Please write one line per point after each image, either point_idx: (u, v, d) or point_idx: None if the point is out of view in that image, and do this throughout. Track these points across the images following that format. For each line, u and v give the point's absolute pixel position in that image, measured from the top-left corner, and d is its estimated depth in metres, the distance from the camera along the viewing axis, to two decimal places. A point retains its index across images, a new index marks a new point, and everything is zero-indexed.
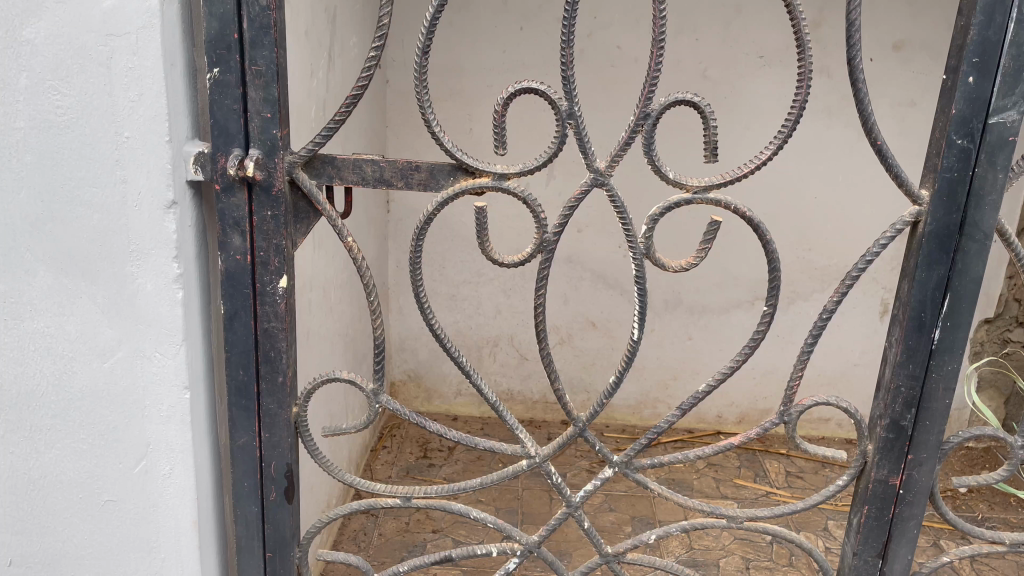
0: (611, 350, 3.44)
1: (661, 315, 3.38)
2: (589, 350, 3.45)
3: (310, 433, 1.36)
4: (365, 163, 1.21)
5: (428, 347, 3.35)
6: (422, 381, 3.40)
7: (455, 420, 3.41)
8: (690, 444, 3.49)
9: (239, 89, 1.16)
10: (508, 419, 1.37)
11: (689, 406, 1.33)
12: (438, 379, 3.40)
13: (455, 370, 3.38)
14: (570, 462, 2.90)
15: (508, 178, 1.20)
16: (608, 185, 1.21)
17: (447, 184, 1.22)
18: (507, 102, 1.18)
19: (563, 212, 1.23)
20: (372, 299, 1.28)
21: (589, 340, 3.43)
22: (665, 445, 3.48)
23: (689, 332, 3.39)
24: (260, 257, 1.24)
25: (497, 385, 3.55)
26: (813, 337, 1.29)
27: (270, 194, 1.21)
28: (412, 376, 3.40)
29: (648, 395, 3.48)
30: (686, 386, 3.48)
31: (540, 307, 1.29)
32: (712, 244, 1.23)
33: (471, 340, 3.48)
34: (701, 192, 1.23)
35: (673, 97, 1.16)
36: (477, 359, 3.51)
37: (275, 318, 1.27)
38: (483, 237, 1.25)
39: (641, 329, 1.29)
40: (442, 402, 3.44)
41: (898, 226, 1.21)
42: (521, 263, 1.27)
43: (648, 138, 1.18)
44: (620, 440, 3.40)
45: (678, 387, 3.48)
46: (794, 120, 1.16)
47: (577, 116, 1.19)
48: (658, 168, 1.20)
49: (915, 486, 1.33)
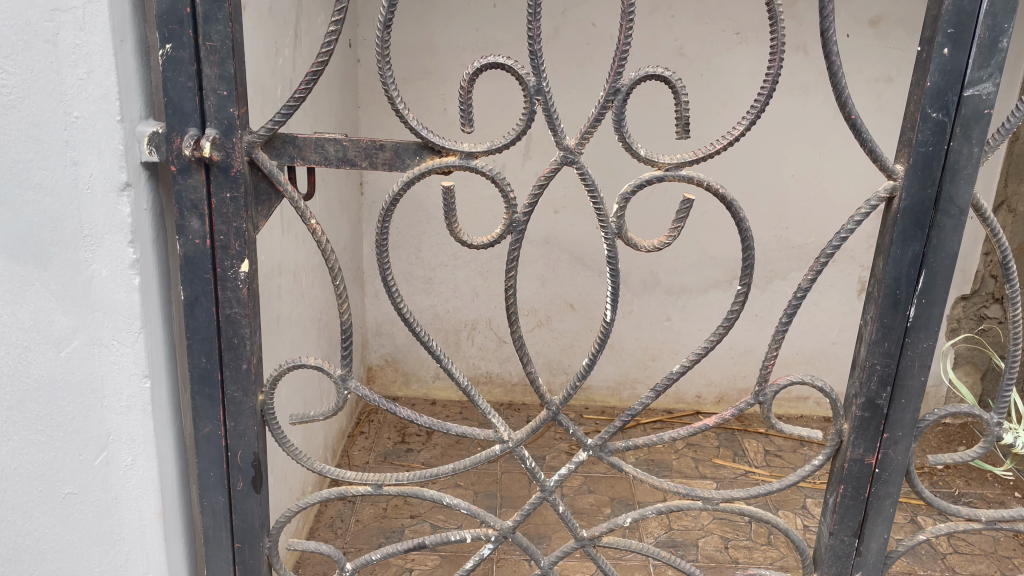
0: (589, 332, 3.41)
1: (637, 296, 3.35)
2: (567, 332, 3.42)
3: (277, 422, 1.33)
4: (327, 142, 1.18)
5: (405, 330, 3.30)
6: (399, 365, 3.34)
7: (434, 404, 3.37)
8: (669, 424, 3.48)
9: (193, 66, 1.12)
10: (481, 402, 1.32)
11: (663, 387, 1.29)
12: (416, 363, 3.35)
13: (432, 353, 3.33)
14: (548, 445, 2.88)
15: (476, 157, 1.18)
16: (577, 164, 1.17)
17: (413, 163, 1.20)
18: (473, 78, 1.14)
19: (533, 190, 1.19)
20: (338, 282, 1.24)
21: (567, 321, 3.39)
22: (643, 426, 3.47)
23: (668, 313, 3.37)
24: (219, 241, 1.21)
25: (474, 369, 3.51)
26: (789, 315, 1.26)
27: (229, 175, 1.17)
28: (389, 361, 3.34)
29: (626, 376, 3.45)
30: (665, 367, 3.47)
31: (512, 288, 1.25)
32: (684, 222, 1.20)
33: (449, 324, 3.44)
34: (673, 170, 1.18)
35: (643, 72, 1.12)
36: (454, 342, 3.48)
37: (238, 304, 1.24)
38: (450, 218, 1.21)
39: (614, 308, 1.26)
40: (420, 386, 3.39)
41: (873, 202, 1.18)
42: (490, 245, 1.23)
43: (618, 114, 1.14)
44: (599, 421, 3.38)
45: (657, 367, 3.46)
46: (768, 94, 1.13)
47: (545, 92, 1.15)
48: (628, 145, 1.16)
49: (891, 465, 1.31)
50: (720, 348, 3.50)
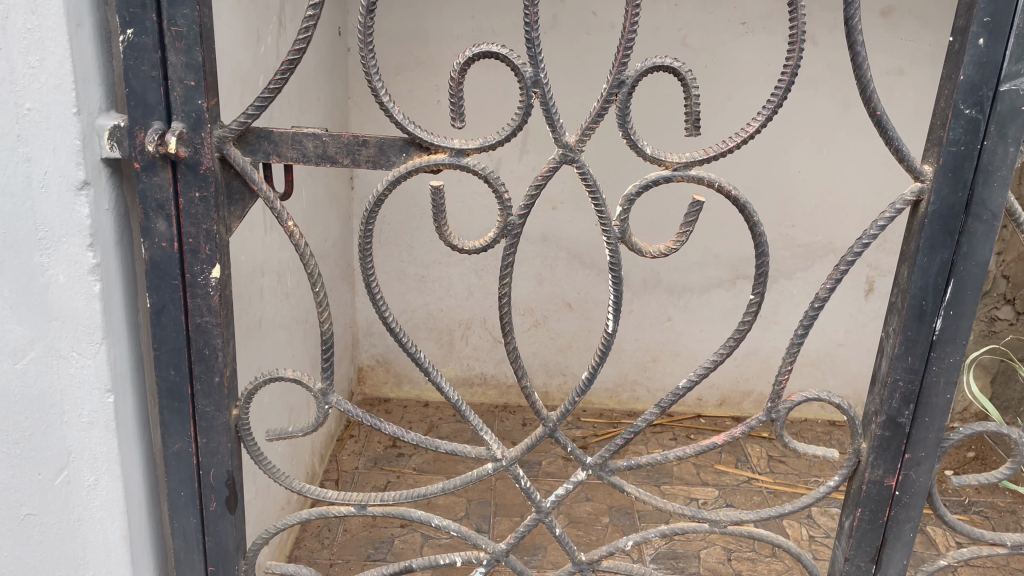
0: (588, 333, 3.30)
1: (637, 296, 3.25)
2: (565, 332, 3.30)
3: (252, 438, 1.23)
4: (305, 137, 1.08)
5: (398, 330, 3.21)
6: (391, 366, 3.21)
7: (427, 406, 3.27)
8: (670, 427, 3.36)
9: (157, 54, 1.02)
10: (472, 417, 1.22)
11: (669, 404, 1.19)
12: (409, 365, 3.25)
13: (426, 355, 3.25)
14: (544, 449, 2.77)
15: (467, 154, 1.08)
16: (577, 162, 1.08)
17: (399, 161, 1.10)
18: (464, 68, 1.04)
19: (528, 191, 1.10)
20: (318, 289, 1.14)
21: (565, 321, 3.28)
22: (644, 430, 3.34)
23: (668, 313, 3.27)
24: (188, 244, 1.11)
25: (469, 369, 3.41)
26: (805, 328, 1.16)
27: (197, 172, 1.07)
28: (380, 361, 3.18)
29: (625, 377, 3.33)
30: (665, 369, 3.36)
31: (506, 297, 1.16)
32: (692, 226, 1.11)
33: (443, 323, 3.34)
34: (682, 170, 1.08)
35: (650, 62, 1.03)
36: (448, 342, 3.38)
37: (209, 312, 1.14)
38: (439, 220, 1.11)
39: (616, 318, 1.16)
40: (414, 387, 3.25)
41: (899, 205, 1.08)
42: (483, 250, 1.13)
43: (623, 109, 1.05)
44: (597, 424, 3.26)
45: (656, 369, 3.35)
46: (786, 88, 1.03)
47: (543, 84, 1.05)
48: (633, 143, 1.07)
49: (912, 488, 1.22)
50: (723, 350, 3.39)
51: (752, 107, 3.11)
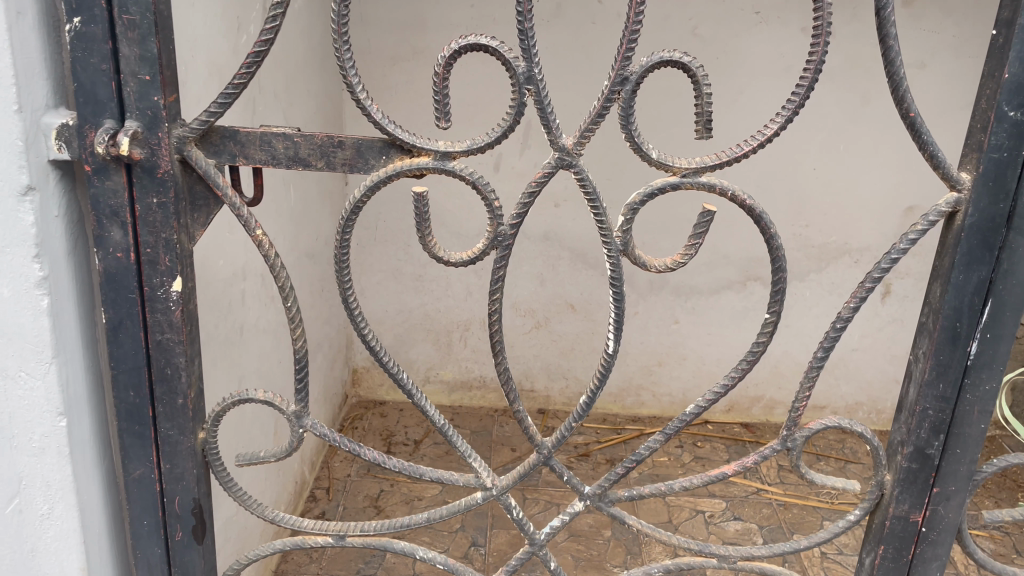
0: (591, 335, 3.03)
1: (643, 297, 2.94)
2: (567, 334, 3.03)
3: (220, 463, 1.13)
4: (275, 138, 0.98)
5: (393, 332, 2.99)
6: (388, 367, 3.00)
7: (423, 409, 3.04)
8: None
9: (107, 45, 0.92)
10: (460, 444, 1.12)
11: (675, 432, 1.09)
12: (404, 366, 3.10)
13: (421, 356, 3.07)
14: None
15: (454, 157, 0.98)
16: (575, 167, 0.97)
17: (378, 164, 1.00)
18: (450, 62, 0.93)
19: (521, 199, 0.99)
20: (290, 303, 1.04)
21: (568, 323, 3.02)
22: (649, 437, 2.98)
23: (675, 315, 2.96)
24: (146, 255, 1.01)
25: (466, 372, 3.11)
26: (825, 351, 1.04)
27: (154, 176, 0.97)
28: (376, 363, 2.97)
29: (631, 382, 3.03)
30: (672, 374, 3.07)
31: (496, 313, 1.05)
32: (702, 238, 1.00)
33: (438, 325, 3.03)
34: (690, 176, 0.98)
35: (656, 57, 0.92)
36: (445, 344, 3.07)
37: (170, 329, 1.04)
38: (422, 230, 1.01)
39: (617, 338, 1.05)
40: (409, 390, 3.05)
41: (933, 216, 0.97)
42: (471, 262, 1.03)
43: (626, 109, 0.94)
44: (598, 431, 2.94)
45: (663, 374, 3.05)
46: (809, 86, 0.91)
47: (537, 80, 0.95)
48: (636, 146, 0.96)
49: (940, 524, 1.11)
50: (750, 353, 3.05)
51: (767, 104, 2.99)
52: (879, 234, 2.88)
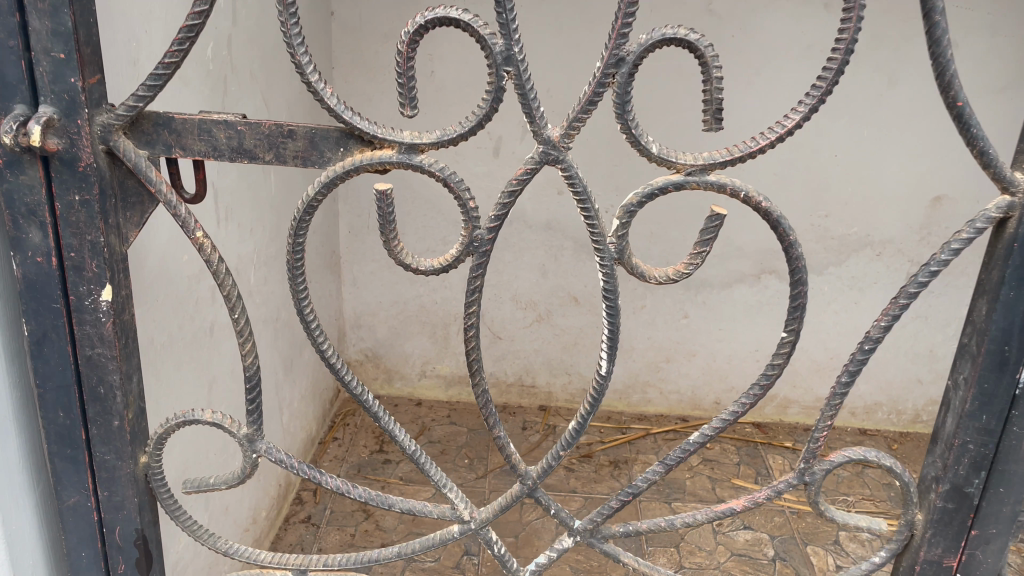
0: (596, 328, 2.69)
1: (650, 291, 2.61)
2: (571, 327, 2.71)
3: (165, 490, 1.01)
4: (215, 126, 0.85)
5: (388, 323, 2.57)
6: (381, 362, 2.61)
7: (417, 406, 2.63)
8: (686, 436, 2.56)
9: (14, 17, 0.78)
10: (434, 473, 0.99)
11: (676, 462, 0.96)
12: (399, 360, 2.61)
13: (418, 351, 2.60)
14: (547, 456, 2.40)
15: (421, 150, 0.85)
16: (563, 163, 0.83)
17: (335, 157, 0.87)
18: (415, 39, 0.80)
19: (499, 199, 0.86)
20: (237, 314, 0.91)
21: (571, 316, 2.69)
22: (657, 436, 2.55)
23: (685, 309, 2.61)
24: (70, 259, 0.88)
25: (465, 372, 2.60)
26: (851, 376, 0.90)
27: (75, 170, 0.84)
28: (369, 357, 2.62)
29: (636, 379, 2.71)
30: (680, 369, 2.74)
31: (471, 328, 0.92)
32: (710, 245, 0.86)
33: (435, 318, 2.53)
34: (697, 173, 0.84)
35: (658, 33, 0.78)
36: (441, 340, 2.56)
37: (101, 343, 0.91)
38: (386, 233, 0.88)
39: (611, 358, 0.92)
40: (404, 386, 2.67)
41: (981, 222, 0.83)
42: (443, 270, 0.90)
43: (622, 95, 0.80)
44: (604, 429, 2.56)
45: (670, 369, 2.74)
46: (839, 69, 0.77)
47: (518, 60, 0.80)
48: (634, 139, 0.82)
49: (977, 569, 0.98)
50: None
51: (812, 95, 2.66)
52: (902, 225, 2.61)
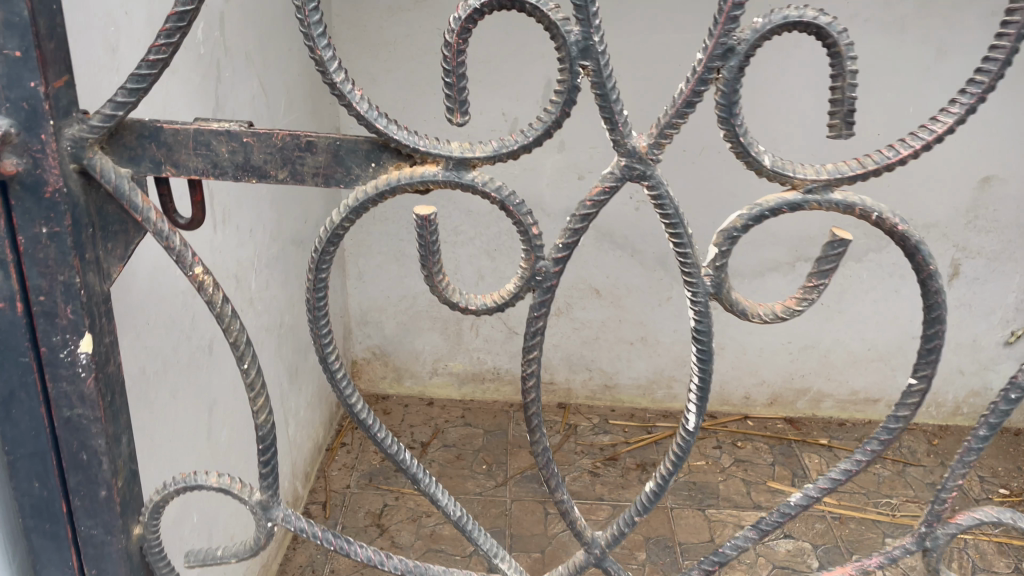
0: (620, 322, 2.36)
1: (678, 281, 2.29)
2: (592, 320, 2.36)
3: (164, 565, 0.85)
4: (216, 138, 0.68)
5: (397, 319, 2.39)
6: (391, 359, 2.45)
7: (430, 406, 2.45)
8: (716, 434, 2.36)
9: None
10: (484, 542, 0.83)
11: (773, 528, 0.81)
12: (411, 357, 2.44)
13: (431, 346, 2.42)
14: (568, 462, 2.22)
15: (473, 165, 0.69)
16: (651, 179, 0.67)
17: (366, 174, 0.70)
18: (468, 27, 0.63)
19: (569, 224, 0.69)
20: (247, 364, 0.76)
21: (591, 310, 2.35)
22: (684, 436, 2.35)
23: None
24: (39, 305, 0.71)
25: (479, 366, 2.43)
26: (994, 429, 0.74)
27: (41, 197, 0.67)
28: (378, 355, 2.44)
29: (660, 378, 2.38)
30: None
31: (531, 375, 0.76)
32: (829, 277, 0.70)
33: (446, 311, 2.34)
34: (820, 190, 0.67)
35: (778, 16, 0.61)
36: (453, 333, 2.39)
37: (81, 403, 0.75)
38: (429, 266, 0.72)
39: (702, 411, 0.76)
40: (415, 384, 2.48)
41: None
42: (497, 309, 0.74)
43: (730, 95, 0.64)
44: (629, 429, 2.37)
45: None
46: (1006, 60, 0.60)
47: (597, 52, 0.63)
48: (741, 149, 0.65)
49: None
50: (844, 342, 2.34)
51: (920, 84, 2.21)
52: (953, 206, 2.36)
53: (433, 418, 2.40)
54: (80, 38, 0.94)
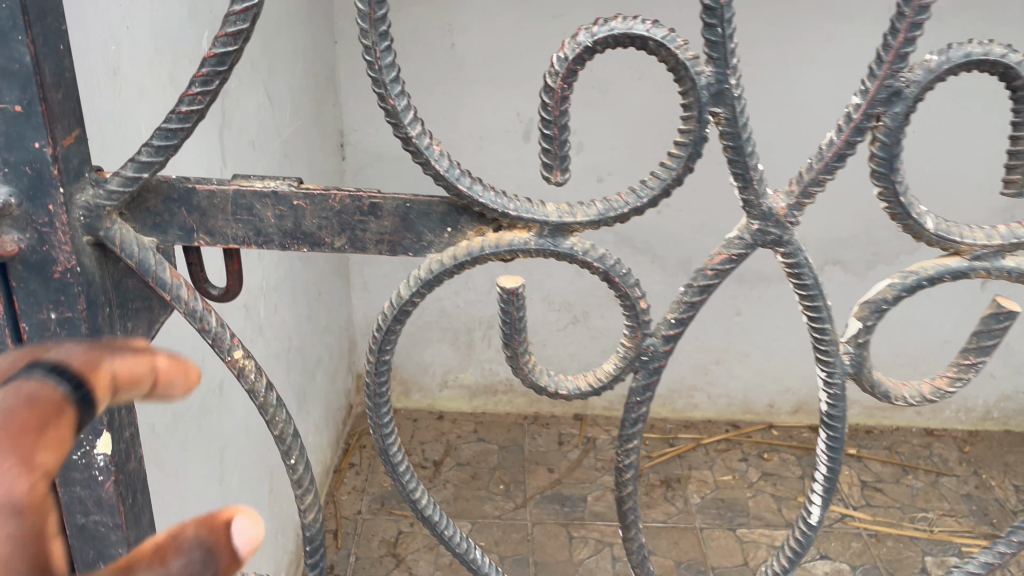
0: None
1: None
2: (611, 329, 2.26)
3: None
4: (261, 201, 0.57)
5: (405, 330, 2.27)
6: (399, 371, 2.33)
7: (440, 420, 2.35)
8: (740, 445, 2.27)
9: None
10: None
11: None
12: (420, 369, 2.33)
13: (441, 358, 2.30)
14: (589, 478, 2.11)
15: (572, 231, 0.57)
16: (789, 245, 0.56)
17: (441, 239, 0.59)
18: (575, 69, 0.52)
19: (684, 296, 0.58)
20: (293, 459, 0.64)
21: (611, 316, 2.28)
22: (708, 448, 2.26)
23: (739, 307, 2.19)
24: None
25: (491, 377, 2.32)
26: None
27: (49, 279, 0.55)
28: None
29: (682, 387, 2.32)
30: (733, 373, 2.32)
31: (627, 465, 0.65)
32: (988, 355, 0.60)
33: (456, 322, 2.23)
34: (988, 257, 0.57)
35: (960, 53, 0.50)
36: (464, 344, 2.28)
37: (100, 510, 0.63)
38: (513, 345, 0.60)
39: (826, 502, 0.65)
40: (424, 397, 2.37)
41: None
42: (591, 392, 0.63)
43: (892, 149, 0.53)
44: (649, 441, 2.27)
45: (722, 373, 2.31)
46: None
47: (732, 97, 0.52)
48: (900, 210, 0.55)
49: None
50: None
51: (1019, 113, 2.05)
52: None
53: (444, 433, 2.29)
54: (82, 61, 0.81)
